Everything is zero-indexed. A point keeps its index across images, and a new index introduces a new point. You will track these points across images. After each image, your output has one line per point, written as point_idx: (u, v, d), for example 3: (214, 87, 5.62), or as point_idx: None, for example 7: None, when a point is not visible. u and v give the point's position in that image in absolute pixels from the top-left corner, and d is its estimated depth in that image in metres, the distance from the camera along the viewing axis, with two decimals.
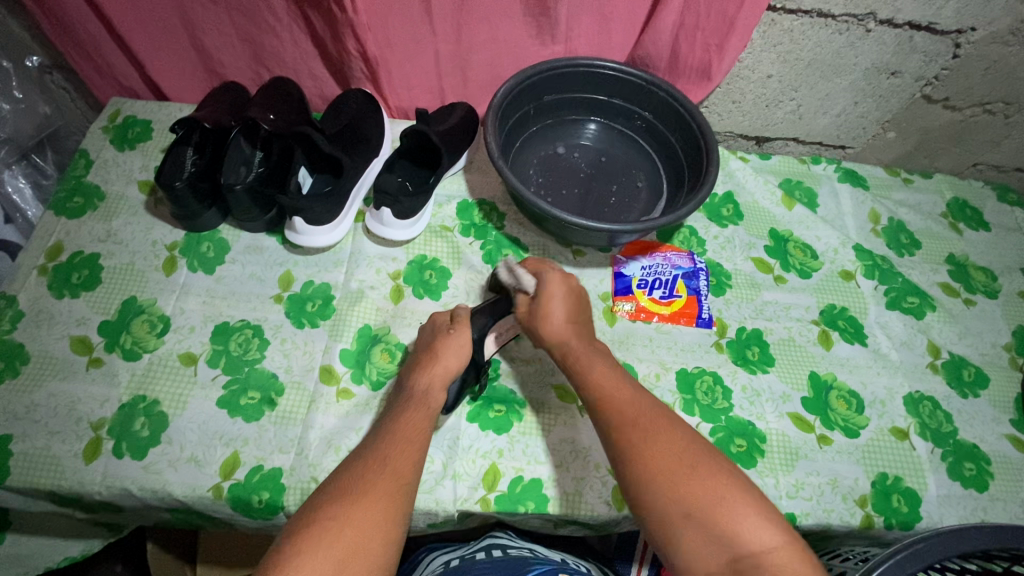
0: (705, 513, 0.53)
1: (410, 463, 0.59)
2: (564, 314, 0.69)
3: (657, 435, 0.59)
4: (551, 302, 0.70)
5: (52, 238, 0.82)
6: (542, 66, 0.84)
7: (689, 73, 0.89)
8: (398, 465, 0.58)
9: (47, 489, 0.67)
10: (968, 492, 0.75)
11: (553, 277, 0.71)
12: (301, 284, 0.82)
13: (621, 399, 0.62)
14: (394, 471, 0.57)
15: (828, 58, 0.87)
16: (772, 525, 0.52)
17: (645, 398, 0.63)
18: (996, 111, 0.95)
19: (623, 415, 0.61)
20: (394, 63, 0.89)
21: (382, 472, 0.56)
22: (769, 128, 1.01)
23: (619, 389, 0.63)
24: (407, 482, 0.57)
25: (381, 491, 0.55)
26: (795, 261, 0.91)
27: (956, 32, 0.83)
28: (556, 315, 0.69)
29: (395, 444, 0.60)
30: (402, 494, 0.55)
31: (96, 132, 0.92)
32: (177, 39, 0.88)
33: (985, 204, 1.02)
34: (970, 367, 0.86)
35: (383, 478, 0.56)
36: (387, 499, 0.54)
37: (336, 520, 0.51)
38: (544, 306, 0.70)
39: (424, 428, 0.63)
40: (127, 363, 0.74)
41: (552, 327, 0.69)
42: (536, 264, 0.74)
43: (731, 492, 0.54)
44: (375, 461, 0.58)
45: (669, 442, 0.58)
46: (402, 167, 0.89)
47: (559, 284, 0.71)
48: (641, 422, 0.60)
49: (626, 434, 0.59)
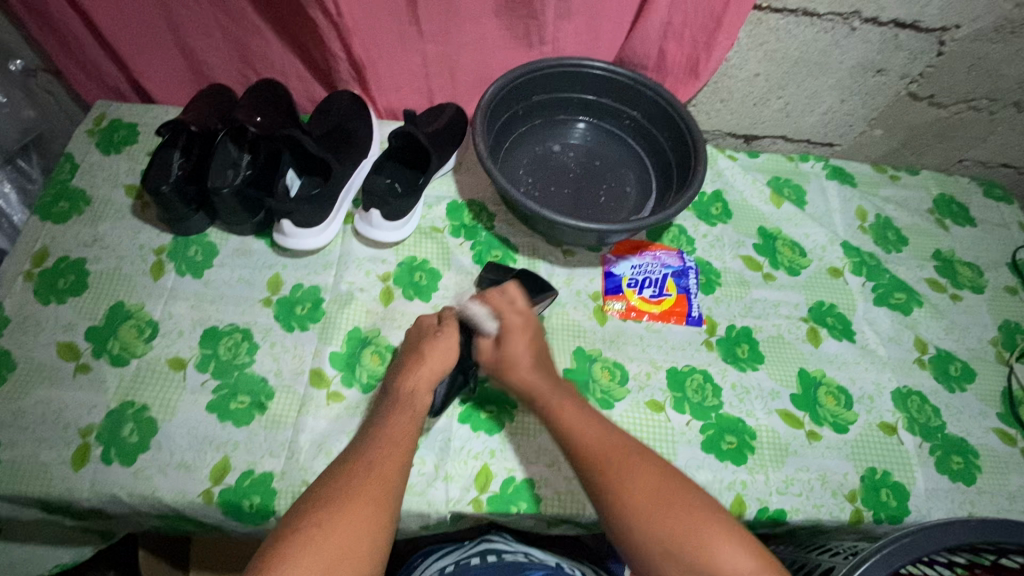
0: (683, 547, 0.52)
1: (397, 467, 0.59)
2: (529, 360, 0.67)
3: (631, 472, 0.57)
4: (512, 338, 0.68)
5: (38, 243, 0.82)
6: (529, 66, 0.84)
7: (677, 72, 0.89)
8: (385, 469, 0.58)
9: (34, 496, 0.66)
10: (955, 485, 0.76)
11: (515, 317, 0.69)
12: (291, 287, 0.82)
13: (593, 440, 0.61)
14: (381, 474, 0.57)
15: (814, 56, 0.87)
16: (748, 551, 0.52)
17: (612, 436, 0.61)
18: (981, 108, 0.96)
19: (597, 459, 0.59)
20: (381, 64, 0.89)
21: (369, 476, 0.56)
22: (758, 126, 1.02)
23: (589, 429, 0.62)
24: (394, 486, 0.57)
25: (368, 496, 0.55)
26: (784, 258, 0.92)
27: (941, 30, 0.83)
28: (521, 358, 0.67)
29: (381, 448, 0.60)
30: (388, 498, 0.56)
31: (81, 135, 0.91)
32: (162, 41, 0.87)
33: (972, 200, 1.03)
34: (957, 362, 0.86)
35: (369, 481, 0.56)
36: (373, 504, 0.54)
37: (321, 527, 0.51)
38: (509, 349, 0.67)
39: (411, 430, 0.63)
40: (115, 368, 0.74)
41: (518, 370, 0.67)
42: (495, 299, 0.71)
43: (704, 522, 0.53)
44: (361, 464, 0.58)
45: (644, 480, 0.57)
46: (389, 168, 0.89)
47: (518, 338, 0.68)
48: (615, 462, 0.58)
49: (602, 476, 0.58)
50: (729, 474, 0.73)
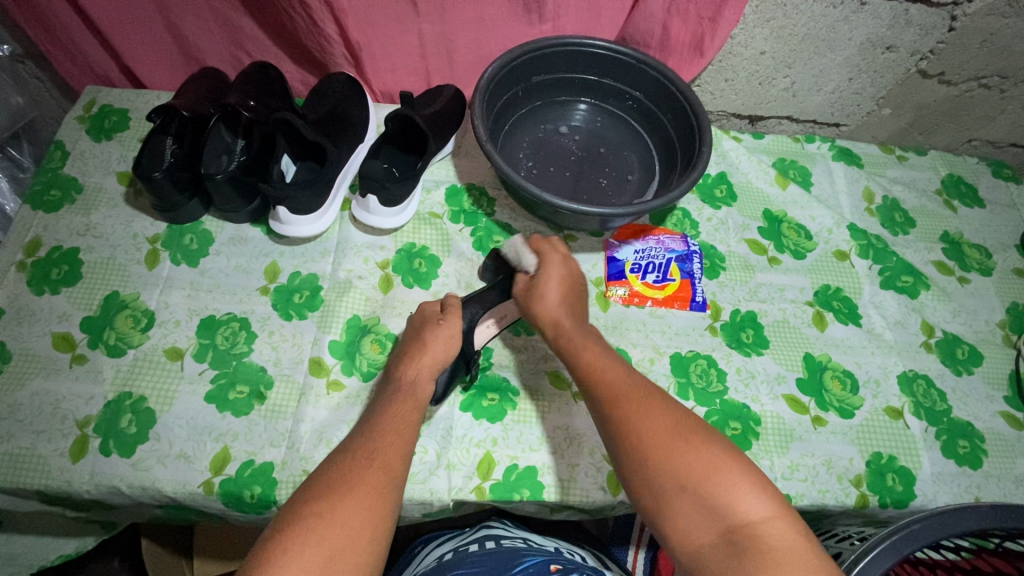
0: (696, 484, 0.53)
1: (399, 456, 0.58)
2: (558, 296, 0.70)
3: (646, 411, 0.59)
4: (547, 284, 0.71)
5: (30, 233, 0.80)
6: (528, 46, 0.81)
7: (681, 50, 0.86)
8: (387, 458, 0.57)
9: (34, 488, 0.65)
10: (962, 469, 0.76)
11: (553, 255, 0.74)
12: (288, 275, 0.81)
13: (617, 381, 0.62)
14: (382, 463, 0.56)
15: (822, 33, 0.85)
16: (763, 493, 0.53)
17: (638, 380, 0.63)
18: (992, 86, 0.93)
19: (620, 396, 0.61)
20: (377, 45, 0.86)
21: (370, 465, 0.56)
22: (763, 106, 0.99)
23: (612, 369, 0.64)
24: (396, 476, 0.56)
25: (370, 484, 0.54)
26: (789, 241, 0.90)
27: (953, 4, 0.81)
28: (551, 299, 0.70)
29: (384, 437, 0.59)
30: (390, 487, 0.55)
31: (71, 122, 0.89)
32: (150, 24, 0.85)
33: (980, 180, 1.01)
34: (964, 345, 0.85)
35: (371, 471, 0.55)
36: (375, 494, 0.54)
37: (324, 515, 0.51)
38: (541, 286, 0.71)
39: (413, 419, 0.62)
40: (112, 359, 0.73)
41: (545, 309, 0.70)
42: (539, 243, 0.76)
43: (722, 461, 0.54)
44: (363, 454, 0.57)
45: (660, 421, 0.58)
46: (386, 153, 0.87)
47: (559, 269, 0.73)
48: (632, 398, 0.60)
49: (621, 417, 0.59)
50: None
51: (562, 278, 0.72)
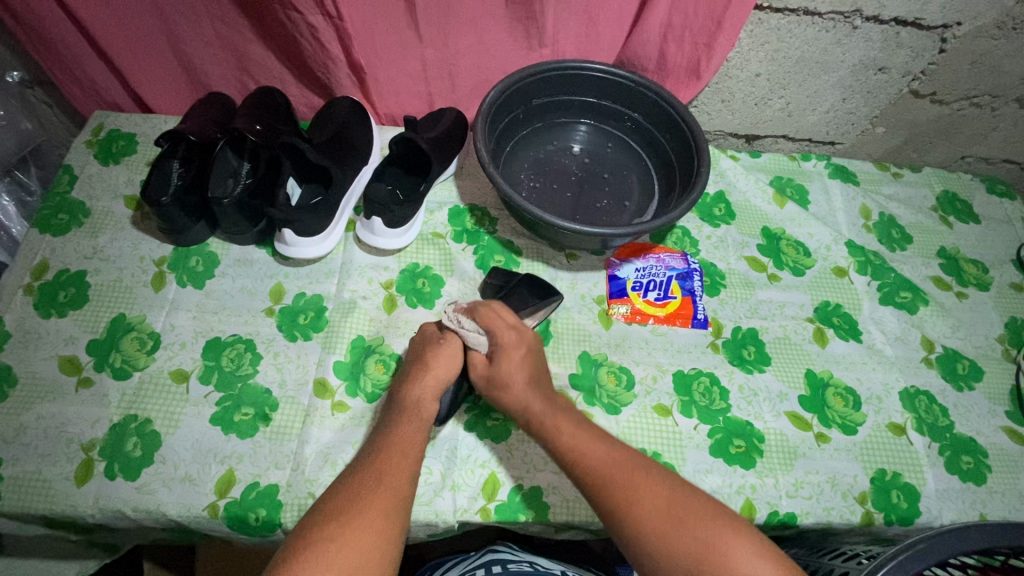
0: (705, 557, 0.54)
1: (407, 477, 0.59)
2: (523, 379, 0.67)
3: (642, 490, 0.58)
4: (508, 370, 0.67)
5: (38, 256, 0.81)
6: (530, 70, 0.83)
7: (678, 73, 0.88)
8: (395, 478, 0.58)
9: (38, 513, 0.65)
10: (966, 486, 0.76)
11: (508, 336, 0.68)
12: (293, 296, 0.82)
13: (599, 458, 0.61)
14: (392, 482, 0.57)
15: (815, 55, 0.87)
16: (768, 557, 0.54)
17: (617, 450, 0.62)
18: (983, 105, 0.95)
19: (609, 481, 0.59)
20: (381, 69, 0.89)
21: (380, 486, 0.56)
22: (759, 126, 1.01)
23: (592, 449, 0.62)
24: (404, 497, 0.57)
25: (379, 506, 0.55)
26: (788, 258, 0.91)
27: (942, 27, 0.83)
28: (516, 378, 0.67)
29: (391, 456, 0.60)
30: (397, 507, 0.56)
31: (80, 146, 0.90)
32: (159, 50, 0.87)
33: (974, 196, 1.02)
34: (964, 360, 0.86)
35: (381, 491, 0.56)
36: (383, 517, 0.54)
37: (334, 541, 0.51)
38: (501, 377, 0.67)
39: (420, 438, 0.63)
40: (118, 382, 0.73)
41: (515, 392, 0.66)
42: (488, 315, 0.69)
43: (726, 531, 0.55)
44: (372, 474, 0.58)
45: (664, 501, 0.58)
46: (390, 175, 0.88)
47: (512, 347, 0.67)
48: (621, 478, 0.59)
49: (620, 509, 0.57)
50: (738, 478, 0.73)
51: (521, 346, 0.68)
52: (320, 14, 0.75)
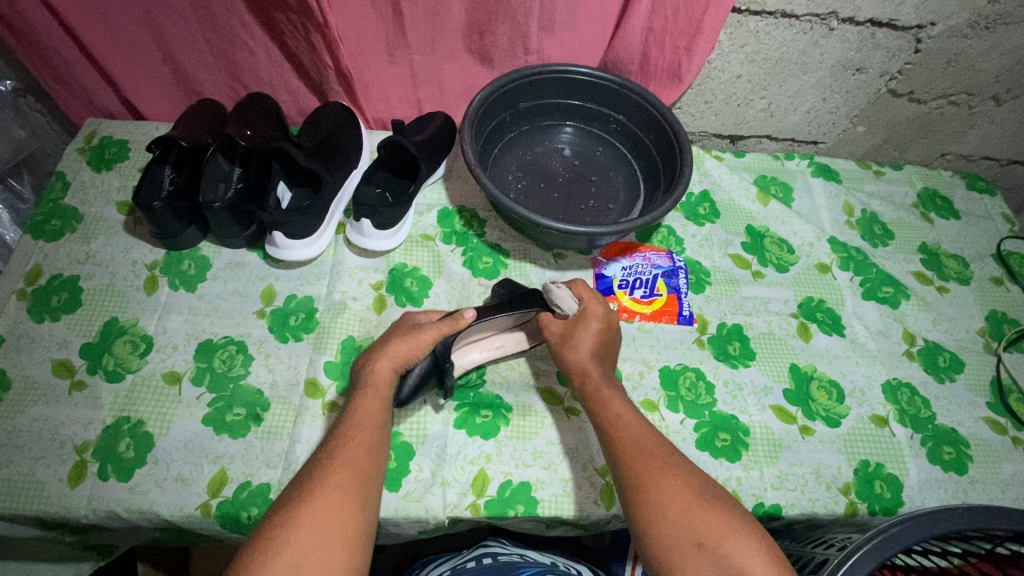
0: (712, 542, 0.55)
1: (365, 452, 0.60)
2: (590, 348, 0.72)
3: (667, 472, 0.60)
4: (580, 331, 0.73)
5: (31, 262, 0.82)
6: (516, 74, 0.85)
7: (661, 76, 0.90)
8: (349, 455, 0.59)
9: (31, 514, 0.66)
10: (948, 475, 0.77)
11: (592, 308, 0.74)
12: (284, 298, 0.83)
13: (638, 436, 0.64)
14: (345, 460, 0.59)
15: (794, 57, 0.89)
16: (771, 561, 0.54)
17: (654, 433, 0.65)
18: (960, 103, 0.97)
19: (641, 455, 0.62)
20: (369, 74, 0.90)
21: (336, 466, 0.58)
22: (742, 126, 1.03)
23: (631, 426, 0.65)
24: (361, 471, 0.58)
25: (335, 484, 0.57)
26: (772, 255, 0.93)
27: (916, 28, 0.85)
28: (583, 347, 0.72)
29: (350, 434, 0.61)
30: (354, 483, 0.57)
31: (73, 153, 0.92)
32: (151, 58, 0.88)
33: (955, 192, 1.04)
34: (945, 353, 0.87)
35: (336, 470, 0.58)
36: (338, 495, 0.56)
37: (285, 526, 0.53)
38: (574, 335, 0.72)
39: (380, 410, 0.64)
40: (110, 384, 0.74)
41: (578, 357, 0.71)
42: (582, 289, 0.77)
43: (737, 527, 0.56)
44: (328, 454, 0.59)
45: (685, 488, 0.59)
46: (379, 178, 0.90)
47: (590, 321, 0.73)
48: (650, 457, 0.62)
49: (644, 486, 0.60)
50: (724, 471, 0.74)
51: (602, 324, 0.73)
52: (311, 19, 0.77)
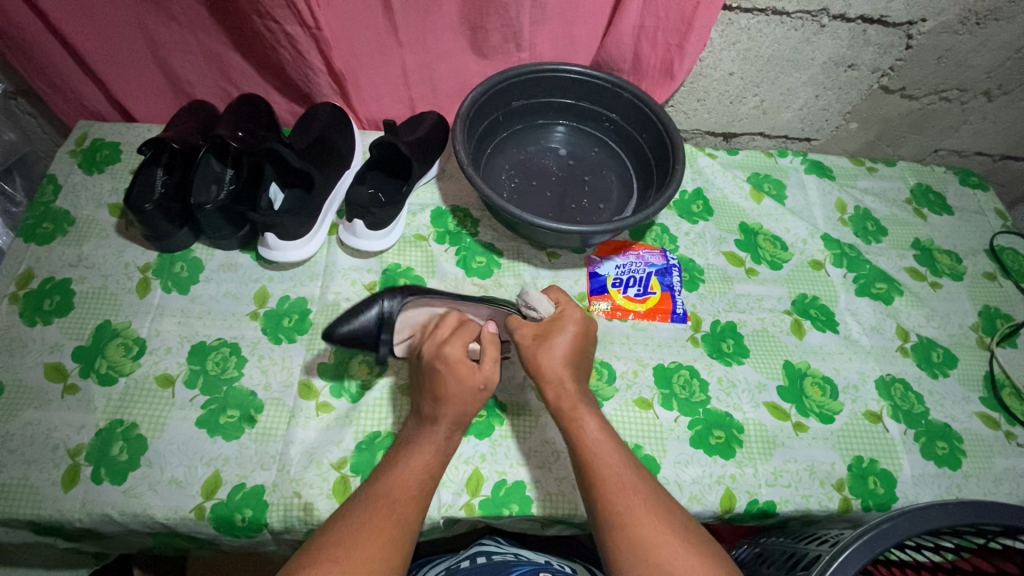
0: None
1: (417, 507, 0.59)
2: (564, 355, 0.69)
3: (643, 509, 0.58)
4: (556, 337, 0.69)
5: (23, 265, 0.82)
6: (508, 73, 0.85)
7: (653, 74, 0.90)
8: (397, 492, 0.59)
9: (25, 518, 0.66)
10: (942, 470, 0.77)
11: (568, 313, 0.72)
12: (277, 299, 0.83)
13: (613, 467, 0.62)
14: (393, 497, 0.58)
15: (786, 54, 0.89)
16: None
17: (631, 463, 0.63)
18: (952, 99, 0.97)
19: (616, 490, 0.60)
20: (361, 74, 0.90)
21: (390, 517, 0.57)
22: (735, 124, 1.03)
23: (610, 453, 0.63)
24: (413, 528, 0.57)
25: (387, 537, 0.55)
26: (765, 253, 0.93)
27: (907, 24, 0.85)
28: (557, 351, 0.68)
29: (399, 468, 0.61)
30: (400, 523, 0.57)
31: (64, 156, 0.91)
32: (141, 60, 0.88)
33: (947, 188, 1.05)
34: (939, 349, 0.88)
35: (390, 521, 0.56)
36: (386, 550, 0.54)
37: (335, 559, 0.52)
38: (548, 340, 0.69)
39: (439, 463, 0.63)
40: (103, 388, 0.74)
41: (550, 361, 0.68)
42: (559, 295, 0.75)
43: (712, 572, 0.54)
44: (384, 501, 0.58)
45: (660, 528, 0.57)
46: (372, 178, 0.89)
47: (566, 324, 0.71)
48: (625, 491, 0.59)
49: (619, 526, 0.58)
50: (718, 468, 0.74)
51: (577, 328, 0.71)
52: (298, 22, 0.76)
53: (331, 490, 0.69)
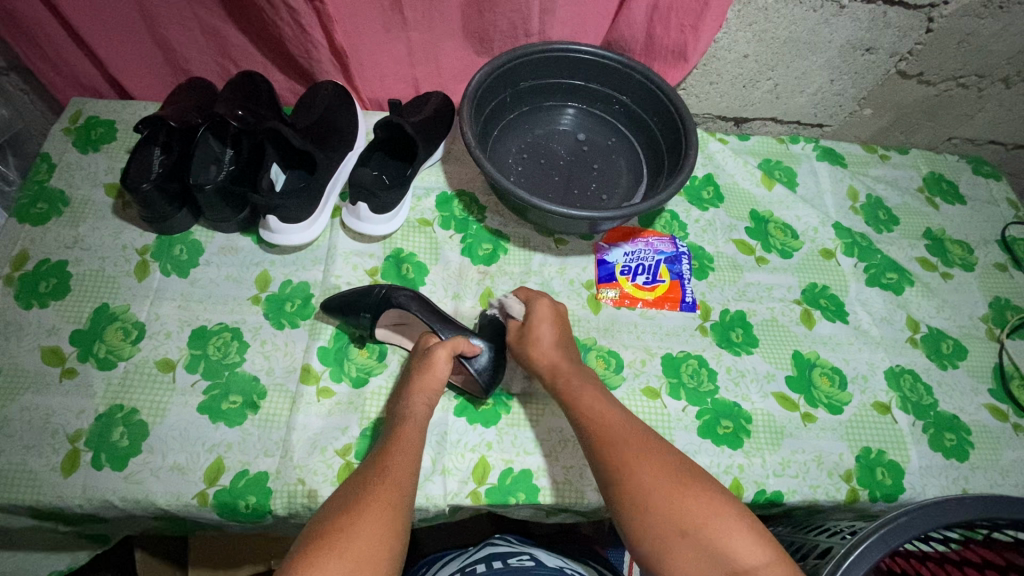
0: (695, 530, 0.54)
1: (407, 473, 0.59)
2: (551, 341, 0.71)
3: (645, 461, 0.59)
4: (540, 326, 0.72)
5: (17, 246, 0.80)
6: (517, 52, 0.82)
7: (666, 55, 0.87)
8: (398, 476, 0.58)
9: (25, 504, 0.65)
10: (950, 462, 0.77)
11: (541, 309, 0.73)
12: (279, 284, 0.81)
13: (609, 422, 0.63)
14: (393, 478, 0.57)
15: (803, 36, 0.86)
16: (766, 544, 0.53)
17: (633, 422, 0.64)
18: (970, 85, 0.95)
19: (614, 442, 0.61)
20: (365, 52, 0.87)
21: (381, 480, 0.57)
22: (747, 109, 1.01)
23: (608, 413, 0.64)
24: (405, 492, 0.57)
25: (382, 500, 0.55)
26: (776, 241, 0.91)
27: (929, 6, 0.82)
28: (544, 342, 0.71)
29: (394, 455, 0.60)
30: (400, 504, 0.56)
31: (58, 134, 0.89)
32: (137, 34, 0.84)
33: (960, 177, 1.03)
34: (948, 340, 0.87)
35: (383, 485, 0.56)
36: (385, 510, 0.54)
37: (345, 531, 0.51)
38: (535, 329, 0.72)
39: (417, 438, 0.63)
40: (102, 372, 0.72)
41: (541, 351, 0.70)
42: (525, 293, 0.76)
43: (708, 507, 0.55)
44: (375, 471, 0.58)
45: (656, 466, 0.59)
46: (376, 160, 0.88)
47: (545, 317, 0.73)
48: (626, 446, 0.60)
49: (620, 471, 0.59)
50: (726, 458, 0.73)
51: (551, 326, 0.72)
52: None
53: (336, 477, 0.68)
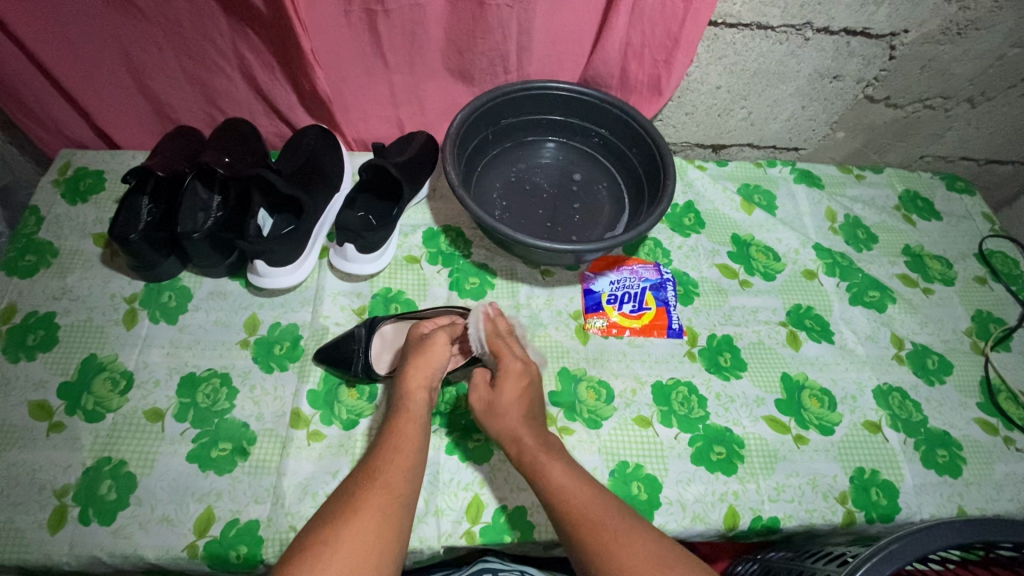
0: None
1: (402, 474, 0.59)
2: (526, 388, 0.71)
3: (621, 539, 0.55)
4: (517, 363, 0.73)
5: (5, 300, 0.80)
6: (496, 92, 0.84)
7: (641, 90, 0.90)
8: (391, 477, 0.58)
9: (11, 564, 0.64)
10: (943, 479, 0.77)
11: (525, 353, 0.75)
12: (268, 327, 0.81)
13: (583, 497, 0.60)
14: (386, 483, 0.57)
15: (772, 67, 0.89)
16: None
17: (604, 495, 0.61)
18: (936, 106, 0.98)
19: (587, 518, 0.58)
20: (349, 97, 0.89)
21: (372, 486, 0.56)
22: (724, 136, 1.04)
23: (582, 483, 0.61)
24: (403, 497, 0.57)
25: (375, 505, 0.55)
26: (758, 264, 0.93)
27: (889, 36, 0.86)
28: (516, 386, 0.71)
29: (388, 457, 0.60)
30: (394, 507, 0.55)
31: (47, 186, 0.90)
32: (124, 86, 0.86)
33: (935, 194, 1.06)
34: (933, 355, 0.88)
35: (376, 490, 0.56)
36: (375, 518, 0.53)
37: (328, 544, 0.50)
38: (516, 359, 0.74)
39: (415, 435, 0.63)
40: (90, 425, 0.72)
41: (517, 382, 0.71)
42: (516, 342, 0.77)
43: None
44: (368, 476, 0.58)
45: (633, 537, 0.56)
46: (362, 202, 0.89)
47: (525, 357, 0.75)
48: (607, 526, 0.57)
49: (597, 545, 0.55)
50: (720, 485, 0.73)
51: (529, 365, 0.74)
52: (285, 30, 0.75)
53: None
